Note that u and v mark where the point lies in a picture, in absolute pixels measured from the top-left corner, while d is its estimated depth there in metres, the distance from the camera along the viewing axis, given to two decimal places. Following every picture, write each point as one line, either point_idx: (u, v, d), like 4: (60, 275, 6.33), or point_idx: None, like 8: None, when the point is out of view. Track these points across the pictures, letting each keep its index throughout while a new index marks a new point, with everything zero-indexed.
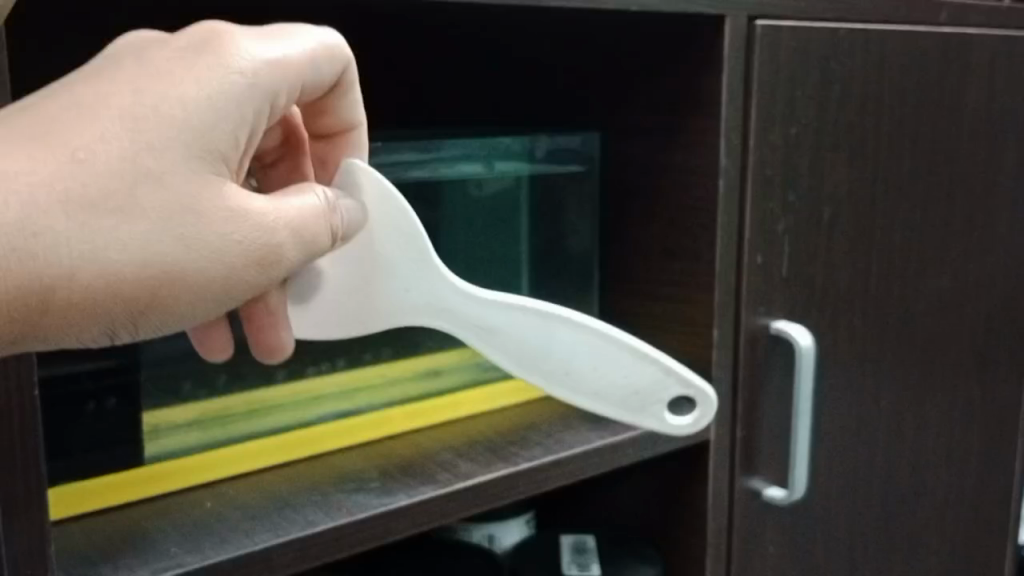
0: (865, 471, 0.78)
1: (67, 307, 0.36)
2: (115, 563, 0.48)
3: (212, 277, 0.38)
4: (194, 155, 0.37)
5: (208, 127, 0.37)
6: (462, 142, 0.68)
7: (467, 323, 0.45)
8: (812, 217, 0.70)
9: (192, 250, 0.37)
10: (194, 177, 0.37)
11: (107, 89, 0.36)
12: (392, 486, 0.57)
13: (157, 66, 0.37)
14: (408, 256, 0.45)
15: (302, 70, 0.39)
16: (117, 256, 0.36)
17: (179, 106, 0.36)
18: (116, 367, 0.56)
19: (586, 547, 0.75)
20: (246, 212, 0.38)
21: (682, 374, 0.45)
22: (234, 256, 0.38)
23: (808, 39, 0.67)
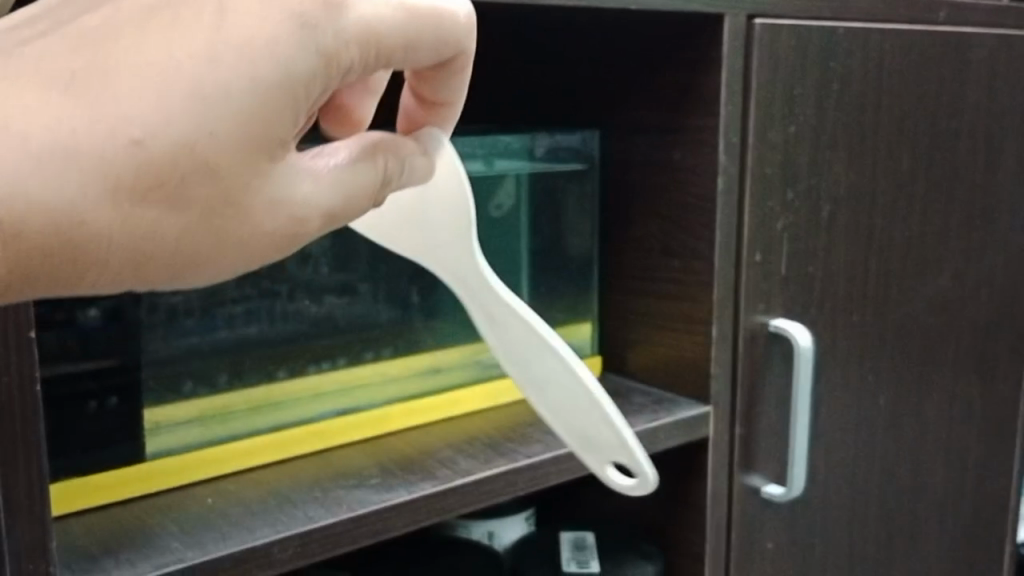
0: (864, 469, 0.78)
1: (85, 270, 0.33)
2: (116, 557, 0.48)
3: (250, 249, 0.36)
4: (252, 139, 0.33)
5: (288, 105, 0.33)
6: (463, 139, 0.68)
7: (470, 301, 0.43)
8: (811, 216, 0.70)
9: (224, 234, 0.35)
10: (247, 168, 0.34)
11: (180, 37, 0.32)
12: (392, 482, 0.57)
13: (241, 20, 0.32)
14: (449, 222, 0.42)
15: (394, 39, 0.34)
16: (147, 222, 0.33)
17: (247, 85, 0.33)
18: (119, 368, 0.55)
19: (585, 544, 0.74)
20: (292, 197, 0.36)
21: (638, 454, 0.42)
22: (274, 232, 0.36)
23: (807, 38, 0.67)
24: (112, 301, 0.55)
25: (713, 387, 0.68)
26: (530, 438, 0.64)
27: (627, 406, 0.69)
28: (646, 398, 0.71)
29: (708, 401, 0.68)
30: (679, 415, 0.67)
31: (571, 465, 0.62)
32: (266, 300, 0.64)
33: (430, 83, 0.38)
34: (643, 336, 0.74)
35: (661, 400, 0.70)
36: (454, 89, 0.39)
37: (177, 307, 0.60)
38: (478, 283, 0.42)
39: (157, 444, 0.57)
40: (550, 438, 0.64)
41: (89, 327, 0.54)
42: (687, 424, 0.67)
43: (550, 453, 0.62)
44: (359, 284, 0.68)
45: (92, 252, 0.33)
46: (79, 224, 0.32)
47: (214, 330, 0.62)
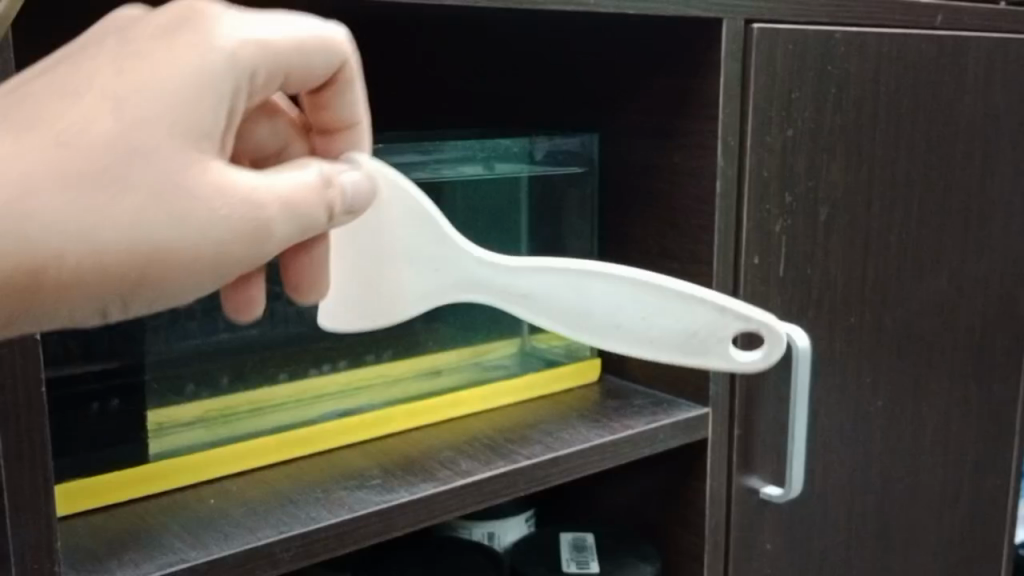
0: (862, 469, 0.79)
1: (57, 290, 0.35)
2: (120, 557, 0.49)
3: (201, 252, 0.36)
4: (179, 132, 0.35)
5: (188, 113, 0.35)
6: (462, 143, 0.69)
7: (502, 295, 0.48)
8: (809, 219, 0.71)
9: (179, 226, 0.36)
10: (182, 158, 0.35)
11: (94, 68, 0.35)
12: (393, 483, 0.58)
13: (138, 44, 0.35)
14: (421, 236, 0.48)
15: (278, 43, 0.36)
16: (101, 224, 0.35)
17: (159, 84, 0.35)
18: (121, 370, 0.58)
19: (585, 544, 0.75)
20: (230, 190, 0.36)
21: (738, 310, 0.48)
22: (220, 231, 0.36)
23: (804, 42, 0.68)
24: None
25: (712, 388, 0.69)
26: (530, 439, 0.65)
27: (626, 407, 0.70)
28: (645, 399, 0.72)
29: (705, 403, 0.69)
30: (679, 416, 0.68)
31: (571, 465, 0.63)
32: (268, 301, 0.65)
33: (323, 107, 0.41)
34: None
35: (660, 401, 0.71)
36: (351, 108, 0.41)
37: (178, 312, 0.62)
38: (498, 272, 0.48)
39: (161, 444, 0.58)
40: (550, 439, 0.64)
41: (92, 330, 0.57)
42: (688, 424, 0.68)
43: (550, 454, 0.62)
44: None
45: (50, 274, 0.34)
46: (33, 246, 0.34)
47: (216, 333, 0.63)
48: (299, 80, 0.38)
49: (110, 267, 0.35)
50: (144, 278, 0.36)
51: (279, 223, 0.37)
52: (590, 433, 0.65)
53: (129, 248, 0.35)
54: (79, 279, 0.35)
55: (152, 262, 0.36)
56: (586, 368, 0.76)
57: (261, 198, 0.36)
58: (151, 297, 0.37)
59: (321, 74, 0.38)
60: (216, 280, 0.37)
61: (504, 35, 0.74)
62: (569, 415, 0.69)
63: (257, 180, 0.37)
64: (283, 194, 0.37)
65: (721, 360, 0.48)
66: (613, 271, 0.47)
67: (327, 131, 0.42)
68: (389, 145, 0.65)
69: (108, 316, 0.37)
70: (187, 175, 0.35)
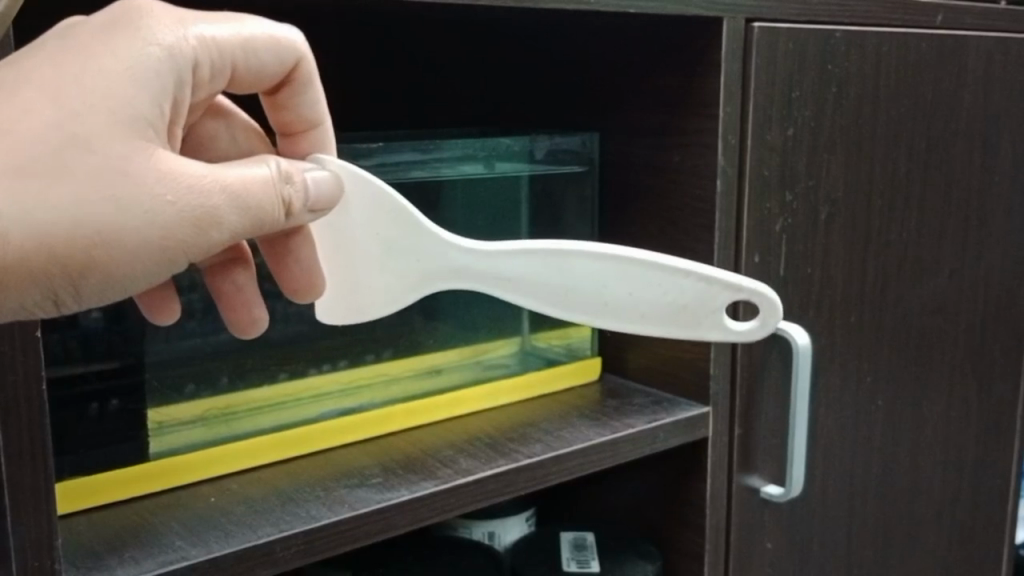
0: (862, 468, 0.79)
1: (5, 271, 0.36)
2: (121, 556, 0.49)
3: (145, 239, 0.37)
4: (122, 121, 0.37)
5: (131, 97, 0.37)
6: (461, 142, 0.69)
7: (486, 280, 0.48)
8: (810, 218, 0.71)
9: (123, 211, 0.37)
10: (125, 145, 0.37)
11: (37, 66, 0.37)
12: (394, 482, 0.58)
13: (80, 42, 0.37)
14: (398, 225, 0.48)
15: (227, 43, 0.39)
16: (42, 207, 0.36)
17: (104, 78, 0.37)
18: (121, 370, 0.57)
19: (585, 543, 0.75)
20: (181, 175, 0.38)
21: (726, 280, 0.46)
22: (166, 217, 0.37)
23: (805, 41, 0.68)
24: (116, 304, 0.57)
25: (713, 387, 0.69)
26: (530, 437, 0.65)
27: (626, 407, 0.70)
28: (646, 398, 0.72)
29: (706, 402, 0.69)
30: (679, 415, 0.68)
31: (571, 465, 0.62)
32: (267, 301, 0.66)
33: (287, 107, 0.45)
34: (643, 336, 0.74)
35: (660, 401, 0.71)
36: (311, 108, 0.45)
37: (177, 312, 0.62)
38: (480, 257, 0.48)
39: (161, 443, 0.58)
40: (550, 438, 0.64)
41: (92, 329, 0.57)
42: (689, 423, 0.68)
43: (551, 453, 0.62)
44: None
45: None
46: None
47: (217, 332, 0.64)
48: (255, 78, 0.42)
49: (56, 251, 0.36)
50: (90, 263, 0.37)
51: (228, 212, 0.39)
52: (590, 432, 0.65)
53: (74, 232, 0.36)
54: (27, 264, 0.36)
55: (96, 246, 0.37)
56: (585, 368, 0.76)
57: (208, 186, 0.38)
58: (99, 285, 0.38)
59: (270, 71, 0.42)
60: (160, 268, 0.39)
61: (504, 34, 0.74)
62: (570, 413, 0.69)
63: (208, 169, 0.38)
64: (229, 182, 0.39)
65: (716, 332, 0.47)
66: (592, 249, 0.46)
67: (292, 132, 0.47)
68: (388, 144, 0.65)
69: (58, 302, 0.38)
70: (133, 161, 0.37)
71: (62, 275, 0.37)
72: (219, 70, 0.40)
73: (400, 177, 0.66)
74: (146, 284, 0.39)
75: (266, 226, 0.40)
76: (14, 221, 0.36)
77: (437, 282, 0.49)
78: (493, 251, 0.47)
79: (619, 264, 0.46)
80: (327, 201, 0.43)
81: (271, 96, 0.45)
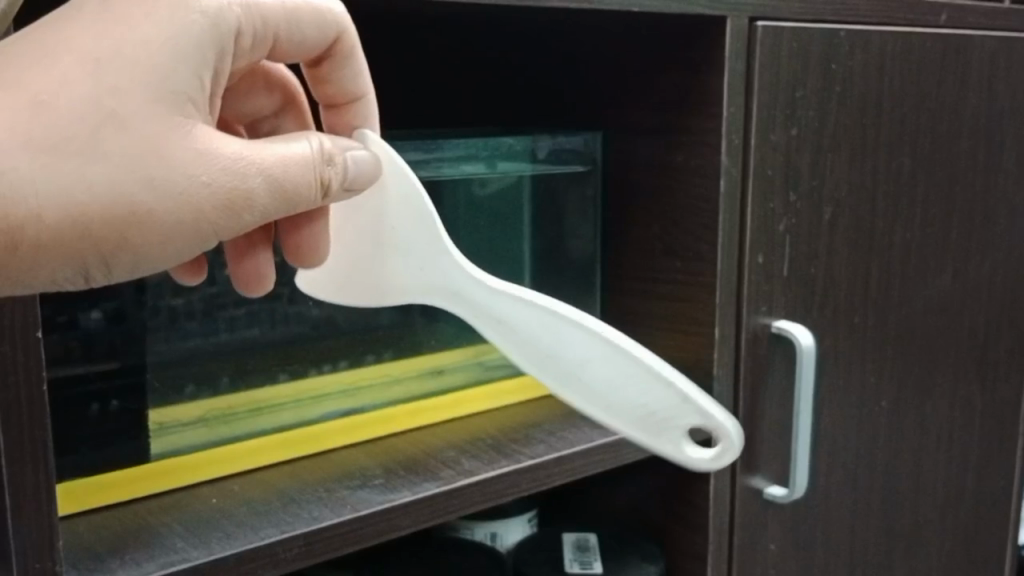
0: (866, 470, 0.78)
1: (35, 250, 0.34)
2: (122, 557, 0.48)
3: (181, 220, 0.36)
4: (161, 96, 0.35)
5: (171, 69, 0.35)
6: (462, 142, 0.69)
7: (478, 310, 0.47)
8: (813, 218, 0.70)
9: (159, 191, 0.35)
10: (162, 122, 0.35)
11: (70, 32, 0.35)
12: (396, 482, 0.57)
13: (117, 8, 0.35)
14: (417, 228, 0.47)
15: (272, 14, 0.38)
16: (77, 185, 0.34)
17: (145, 49, 0.35)
18: (123, 370, 0.57)
19: (588, 544, 0.75)
20: (218, 154, 0.36)
21: (701, 405, 0.45)
22: (203, 197, 0.36)
23: (808, 40, 0.67)
24: (116, 304, 0.57)
25: (717, 388, 0.68)
26: (533, 438, 0.64)
27: None
28: None
29: None
30: None
31: (574, 465, 0.62)
32: (267, 303, 0.65)
33: (327, 82, 0.43)
34: (647, 336, 0.74)
35: None
36: (352, 83, 0.43)
37: (177, 312, 0.61)
38: (477, 287, 0.47)
39: (160, 445, 0.57)
40: (552, 439, 0.64)
41: (93, 330, 0.56)
42: None
43: (554, 454, 0.62)
44: None
45: (28, 236, 0.34)
46: (12, 207, 0.33)
47: (216, 333, 0.63)
48: (295, 52, 0.40)
49: (91, 229, 0.35)
50: (123, 242, 0.36)
51: (262, 194, 0.37)
52: (593, 432, 0.65)
53: (109, 210, 0.35)
54: (59, 242, 0.35)
55: (130, 225, 0.35)
56: None
57: (245, 166, 0.37)
58: (130, 263, 0.37)
59: (311, 45, 0.40)
60: (192, 248, 0.37)
61: (505, 32, 0.74)
62: (572, 414, 0.69)
63: (246, 148, 0.37)
64: (268, 163, 0.37)
65: (673, 448, 0.46)
66: (585, 322, 0.44)
67: (334, 105, 0.45)
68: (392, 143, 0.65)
69: (88, 278, 0.37)
70: (170, 138, 0.35)
71: (95, 253, 0.35)
72: (261, 41, 0.38)
73: None
74: (176, 262, 0.38)
75: (300, 208, 0.39)
76: (47, 199, 0.34)
77: (433, 294, 0.48)
78: (494, 286, 0.46)
79: (604, 347, 0.44)
80: (363, 184, 0.41)
81: (313, 70, 0.43)
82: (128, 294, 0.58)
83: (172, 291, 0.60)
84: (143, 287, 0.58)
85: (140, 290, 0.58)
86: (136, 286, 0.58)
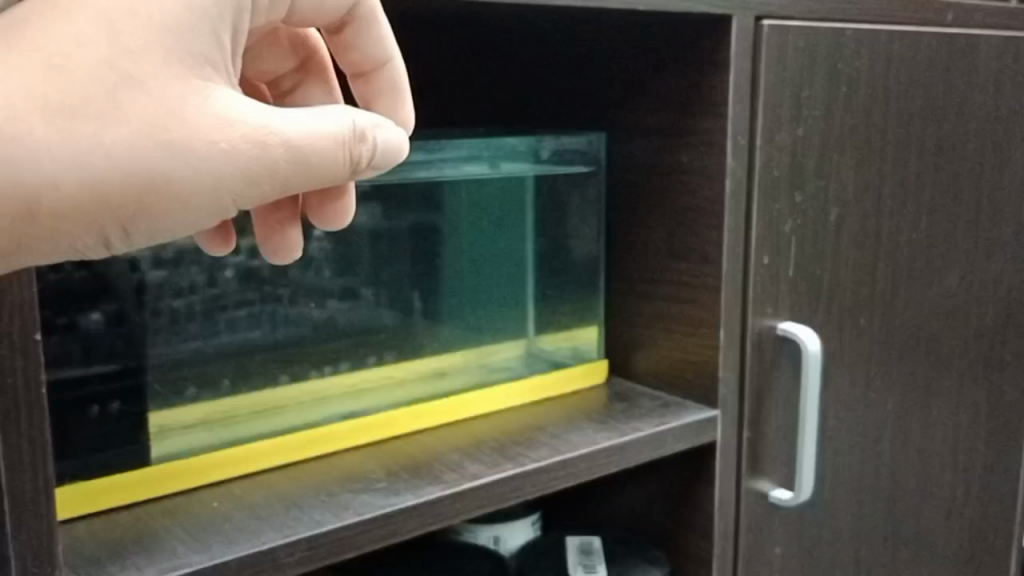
0: (872, 473, 0.78)
1: (54, 218, 0.33)
2: (122, 563, 0.48)
3: (201, 188, 0.35)
4: (178, 59, 0.34)
5: (188, 31, 0.34)
6: (467, 142, 0.70)
7: None
8: (820, 219, 0.70)
9: (180, 159, 0.34)
10: (181, 85, 0.34)
11: None
12: (399, 486, 0.57)
13: None
14: None
15: None
16: (95, 150, 0.32)
17: (160, 9, 0.33)
18: (124, 372, 0.56)
19: (592, 548, 0.74)
20: (239, 122, 0.35)
21: None
22: (224, 165, 0.35)
23: (814, 40, 0.67)
24: (117, 307, 0.56)
25: (722, 389, 0.68)
26: (537, 441, 0.64)
27: (634, 411, 0.69)
28: (653, 402, 0.71)
29: (715, 405, 0.68)
30: (688, 418, 0.67)
31: (578, 468, 0.61)
32: (269, 305, 0.66)
33: (351, 48, 0.40)
34: (652, 339, 0.73)
35: (668, 404, 0.70)
36: (379, 49, 0.41)
37: (179, 313, 0.60)
38: None
39: (163, 446, 0.57)
40: (557, 441, 0.64)
41: (93, 332, 0.55)
42: (697, 426, 0.67)
43: (559, 456, 0.61)
44: (361, 289, 0.70)
45: (47, 205, 0.33)
46: (30, 176, 0.32)
47: (218, 335, 0.63)
48: (313, 16, 0.38)
49: (110, 196, 0.33)
50: (142, 209, 0.34)
51: (284, 163, 0.36)
52: (598, 436, 0.64)
53: (128, 178, 0.33)
54: (78, 210, 0.33)
55: (149, 193, 0.34)
56: (593, 371, 0.75)
57: (267, 136, 0.35)
58: (150, 229, 0.35)
59: (331, 10, 0.38)
60: (210, 215, 0.36)
61: (509, 32, 0.73)
62: (576, 416, 0.68)
63: (268, 117, 0.35)
64: (292, 134, 0.36)
65: None
66: None
67: (361, 74, 0.42)
68: None
69: (109, 245, 0.35)
70: (189, 104, 0.34)
71: (114, 220, 0.34)
72: (279, 1, 0.36)
73: (406, 177, 0.68)
74: (195, 228, 0.37)
75: (325, 182, 0.37)
76: (63, 163, 0.32)
77: None
78: None
79: None
80: (396, 160, 0.39)
81: (334, 35, 0.41)
82: (128, 297, 0.57)
83: (173, 292, 0.60)
84: (143, 290, 0.58)
85: (140, 293, 0.58)
86: (136, 289, 0.57)
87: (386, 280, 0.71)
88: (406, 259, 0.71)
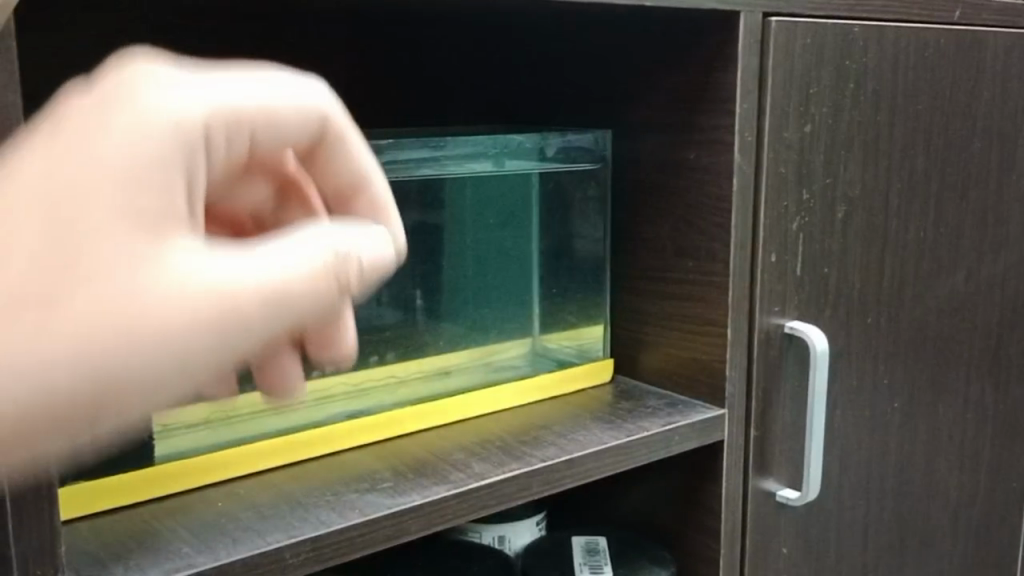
0: (879, 472, 0.77)
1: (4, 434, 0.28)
2: (126, 563, 0.47)
3: (169, 354, 0.29)
4: (124, 222, 0.29)
5: (132, 195, 0.30)
6: (472, 139, 0.70)
7: None
8: (827, 216, 0.69)
9: (140, 339, 0.29)
10: (131, 247, 0.29)
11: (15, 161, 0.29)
12: (405, 486, 0.56)
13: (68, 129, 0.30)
14: None
15: (244, 103, 0.33)
16: (36, 364, 0.28)
17: (97, 167, 0.29)
18: None
19: (597, 548, 0.74)
20: (199, 279, 0.30)
21: None
22: (190, 337, 0.30)
23: (822, 36, 0.66)
24: None
25: (728, 388, 0.67)
26: (543, 441, 0.63)
27: (640, 410, 0.69)
28: (660, 400, 0.70)
29: (722, 404, 0.67)
30: (695, 418, 0.66)
31: (585, 467, 0.61)
32: None
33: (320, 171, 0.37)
34: (659, 338, 0.73)
35: (674, 402, 0.69)
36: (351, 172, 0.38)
37: None
38: None
39: (164, 446, 0.57)
40: (563, 441, 0.63)
41: None
42: (704, 426, 0.66)
43: (565, 456, 0.61)
44: (365, 288, 0.67)
45: None
46: None
47: None
48: (273, 145, 0.35)
49: (60, 402, 0.28)
50: (103, 406, 0.29)
51: (259, 316, 0.31)
52: (604, 435, 0.64)
53: (79, 380, 0.28)
54: (24, 422, 0.28)
55: (106, 388, 0.29)
56: (599, 368, 0.74)
57: (239, 293, 0.30)
58: (118, 425, 0.30)
59: (292, 134, 0.35)
60: (186, 388, 0.31)
61: (513, 28, 0.73)
62: (581, 415, 0.68)
63: (237, 268, 0.31)
64: (269, 288, 0.31)
65: None
66: None
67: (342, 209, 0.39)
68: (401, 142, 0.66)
69: (75, 447, 0.30)
70: (140, 268, 0.29)
71: (71, 428, 0.29)
72: (235, 135, 0.33)
73: (412, 173, 0.67)
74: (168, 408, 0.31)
75: (314, 313, 0.33)
76: (7, 382, 0.28)
77: None
78: None
79: None
80: (386, 269, 0.35)
81: (308, 158, 0.37)
82: None
83: None
84: None
85: None
86: None
87: (389, 280, 0.69)
88: (409, 258, 0.69)
